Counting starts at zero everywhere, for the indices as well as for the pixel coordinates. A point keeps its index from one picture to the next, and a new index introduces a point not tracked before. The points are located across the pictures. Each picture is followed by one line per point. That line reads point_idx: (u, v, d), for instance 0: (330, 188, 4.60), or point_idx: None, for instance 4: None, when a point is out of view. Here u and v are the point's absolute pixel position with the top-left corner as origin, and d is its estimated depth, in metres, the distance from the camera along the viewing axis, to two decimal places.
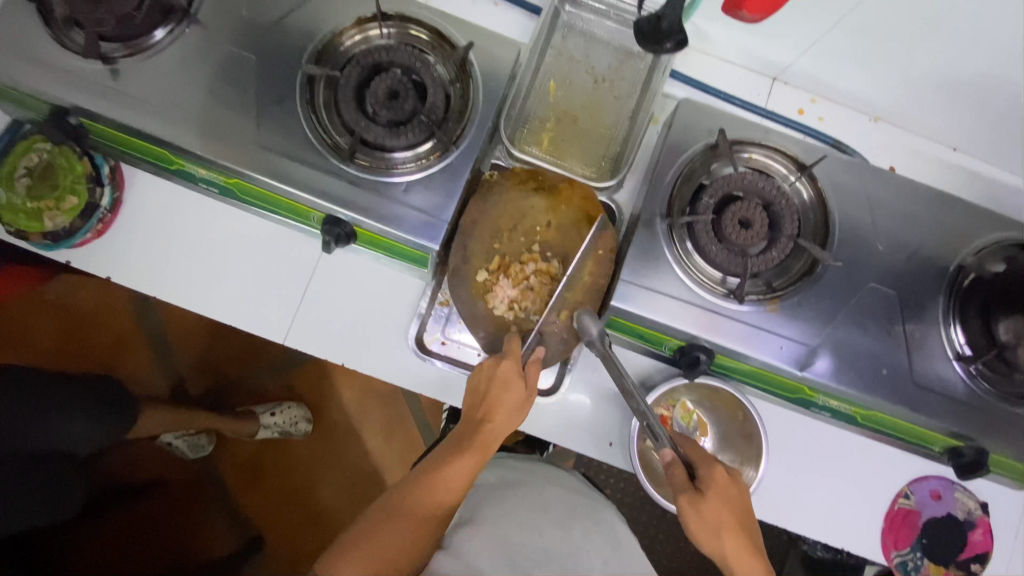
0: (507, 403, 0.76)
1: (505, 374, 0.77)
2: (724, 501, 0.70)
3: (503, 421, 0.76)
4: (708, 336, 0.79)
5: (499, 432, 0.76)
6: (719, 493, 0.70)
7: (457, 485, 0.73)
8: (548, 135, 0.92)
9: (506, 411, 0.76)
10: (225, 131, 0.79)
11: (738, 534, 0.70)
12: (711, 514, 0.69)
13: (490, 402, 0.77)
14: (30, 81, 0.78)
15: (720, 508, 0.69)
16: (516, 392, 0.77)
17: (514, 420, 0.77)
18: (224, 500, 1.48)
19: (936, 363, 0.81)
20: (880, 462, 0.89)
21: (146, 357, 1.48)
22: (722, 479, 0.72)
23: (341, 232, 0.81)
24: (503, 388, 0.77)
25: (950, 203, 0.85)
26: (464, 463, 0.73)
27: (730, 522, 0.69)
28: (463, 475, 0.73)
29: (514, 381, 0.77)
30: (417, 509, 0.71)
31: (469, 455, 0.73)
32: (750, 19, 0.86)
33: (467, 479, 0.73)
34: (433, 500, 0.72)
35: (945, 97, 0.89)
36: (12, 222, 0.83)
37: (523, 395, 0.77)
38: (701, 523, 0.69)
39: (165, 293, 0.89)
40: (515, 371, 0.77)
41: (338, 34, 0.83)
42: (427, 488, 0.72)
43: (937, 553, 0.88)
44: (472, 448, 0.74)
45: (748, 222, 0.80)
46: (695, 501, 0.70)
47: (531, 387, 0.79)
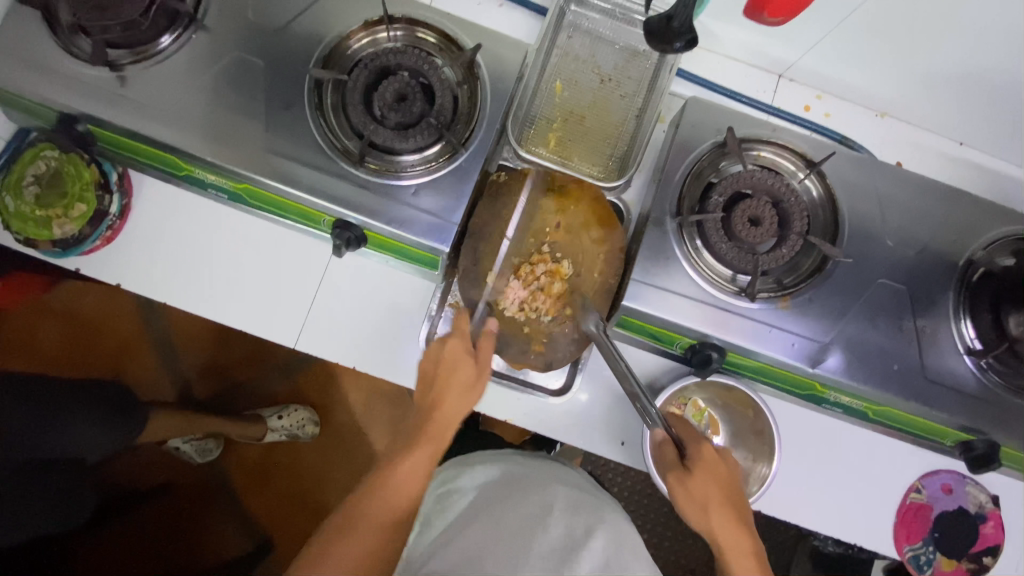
0: (458, 383, 0.76)
1: (453, 355, 0.78)
2: (711, 477, 0.71)
3: (455, 401, 0.75)
4: (719, 334, 0.79)
5: (451, 413, 0.75)
6: (706, 470, 0.72)
7: (416, 477, 0.70)
8: (555, 135, 0.92)
9: (458, 391, 0.76)
10: (233, 136, 0.79)
11: (727, 510, 0.69)
12: (698, 489, 0.71)
13: (440, 386, 0.76)
14: (37, 90, 0.78)
15: (706, 483, 0.71)
16: (465, 371, 0.77)
17: (467, 400, 0.76)
18: (233, 504, 1.48)
19: (946, 358, 0.81)
20: (891, 457, 0.90)
21: (151, 362, 1.48)
22: (710, 457, 0.73)
23: (352, 236, 0.81)
24: (452, 369, 0.77)
25: (958, 198, 0.85)
26: (421, 451, 0.71)
27: (717, 498, 0.70)
28: (421, 465, 0.70)
29: (462, 360, 0.77)
30: (375, 513, 0.67)
31: (424, 443, 0.72)
32: (772, 23, 0.87)
33: (426, 468, 0.71)
34: (393, 501, 0.68)
35: (953, 91, 0.89)
36: (21, 230, 0.83)
37: (473, 372, 0.77)
38: (689, 499, 0.71)
39: (175, 299, 0.89)
40: (462, 348, 0.78)
41: (345, 38, 0.82)
42: (381, 489, 0.68)
43: (949, 546, 0.89)
44: (427, 435, 0.73)
45: (757, 220, 0.80)
46: (682, 478, 0.72)
47: (483, 365, 0.79)
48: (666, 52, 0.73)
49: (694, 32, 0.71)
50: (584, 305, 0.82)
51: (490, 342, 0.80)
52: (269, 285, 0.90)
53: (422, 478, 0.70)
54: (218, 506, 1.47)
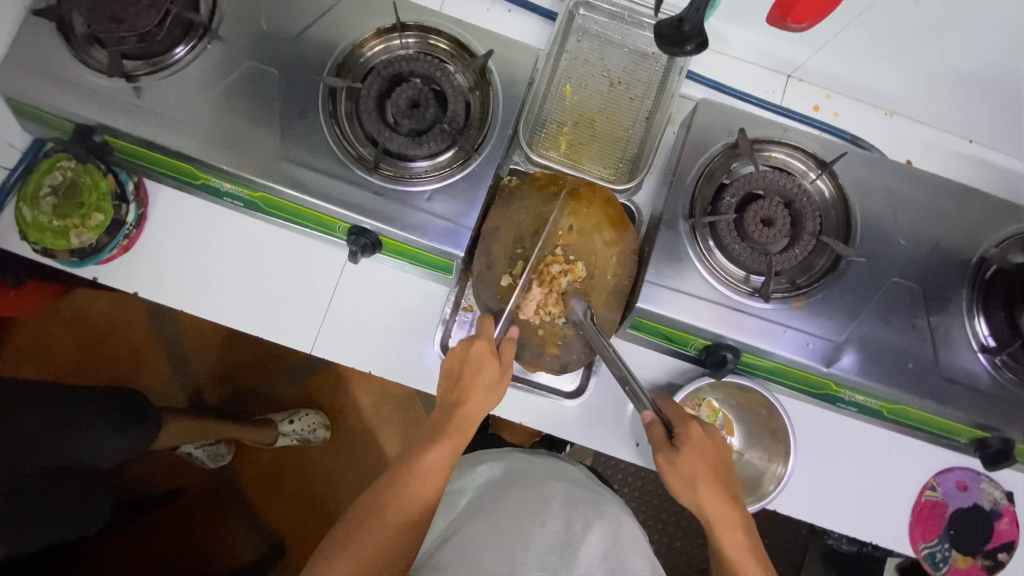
0: (483, 382, 0.76)
1: (478, 355, 0.77)
2: (699, 455, 0.72)
3: (479, 400, 0.75)
4: (733, 335, 0.79)
5: (474, 412, 0.75)
6: (694, 447, 0.73)
7: (436, 472, 0.71)
8: (565, 139, 0.92)
9: (482, 389, 0.76)
10: (249, 145, 0.79)
11: (715, 486, 0.71)
12: (685, 467, 0.72)
13: (464, 384, 0.77)
14: (54, 101, 0.79)
15: (694, 461, 0.72)
16: (490, 370, 0.76)
17: (491, 399, 0.76)
18: (245, 507, 1.49)
19: (960, 356, 0.81)
20: (905, 455, 0.90)
21: (163, 368, 1.49)
22: (698, 435, 0.74)
23: (368, 242, 0.81)
24: (477, 368, 0.76)
25: (969, 196, 0.85)
26: (443, 446, 0.72)
27: (705, 474, 0.71)
28: (442, 460, 0.71)
29: (488, 361, 0.77)
30: (396, 509, 0.67)
31: (446, 438, 0.72)
32: (797, 29, 0.87)
33: (446, 463, 0.72)
34: (413, 497, 0.69)
35: (962, 89, 0.89)
36: (39, 240, 0.83)
37: (497, 373, 0.76)
38: (676, 475, 0.72)
39: (191, 307, 0.90)
40: (488, 349, 0.77)
41: (358, 46, 0.83)
42: (402, 486, 0.69)
43: (965, 543, 0.89)
44: (448, 432, 0.73)
45: (771, 220, 0.80)
46: (670, 457, 0.73)
47: (507, 365, 0.79)
48: (676, 53, 0.73)
49: (705, 35, 0.70)
50: (573, 297, 0.82)
51: (513, 346, 0.80)
52: (284, 291, 0.91)
53: (442, 474, 0.71)
54: (231, 509, 1.48)
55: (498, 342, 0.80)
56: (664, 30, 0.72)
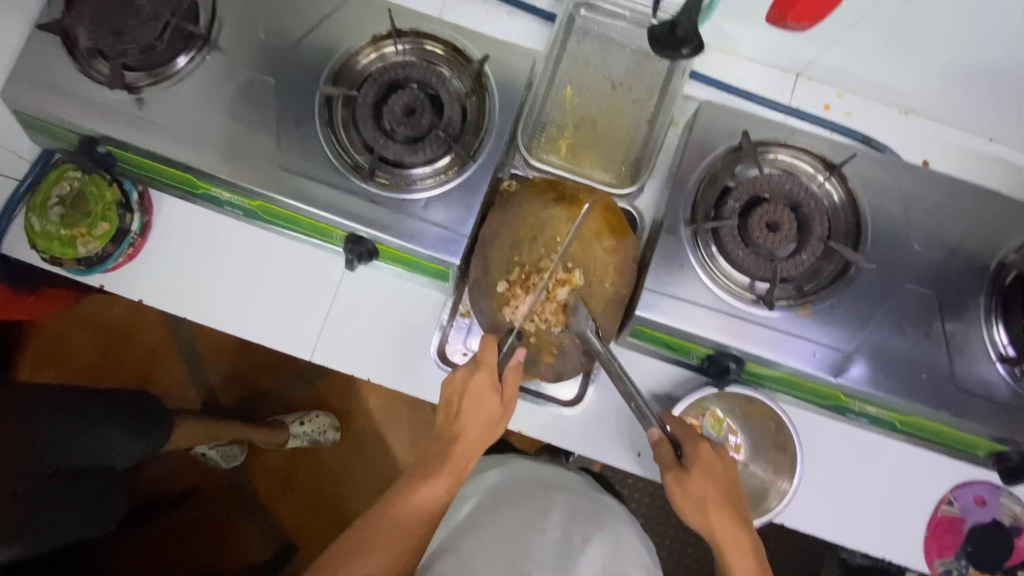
0: (481, 418, 0.75)
1: (478, 388, 0.76)
2: (709, 476, 0.71)
3: (477, 436, 0.75)
4: (738, 345, 0.77)
5: (472, 447, 0.75)
6: (704, 469, 0.71)
7: (433, 506, 0.71)
8: (566, 142, 0.91)
9: (481, 424, 0.75)
10: (249, 154, 0.80)
11: (724, 508, 0.70)
12: (696, 488, 0.70)
13: (463, 416, 0.75)
14: (61, 113, 0.80)
15: (704, 483, 0.70)
16: (490, 404, 0.75)
17: (489, 433, 0.76)
18: (256, 508, 1.51)
19: (978, 366, 0.77)
20: (921, 468, 0.86)
21: (178, 372, 1.52)
22: (707, 456, 0.73)
23: (363, 250, 0.82)
24: (477, 401, 0.75)
25: (989, 197, 0.81)
26: (441, 480, 0.72)
27: (715, 497, 0.70)
28: (440, 494, 0.72)
29: (488, 394, 0.76)
30: (390, 533, 0.67)
31: (444, 474, 0.72)
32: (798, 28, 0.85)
33: (443, 498, 0.72)
34: (407, 523, 0.69)
35: (982, 86, 0.85)
36: (48, 248, 0.85)
37: (498, 408, 0.76)
38: (686, 497, 0.70)
39: (197, 315, 0.91)
40: (489, 381, 0.76)
41: (354, 54, 0.83)
42: (396, 512, 0.69)
43: (983, 560, 0.85)
44: (446, 467, 0.73)
45: (777, 225, 0.78)
46: (680, 477, 0.71)
47: (506, 398, 0.78)
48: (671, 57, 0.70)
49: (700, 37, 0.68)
50: (573, 306, 0.81)
51: (517, 372, 0.79)
52: (285, 299, 0.91)
53: (439, 509, 0.71)
54: (245, 510, 1.51)
55: (502, 367, 0.79)
56: (656, 33, 0.70)
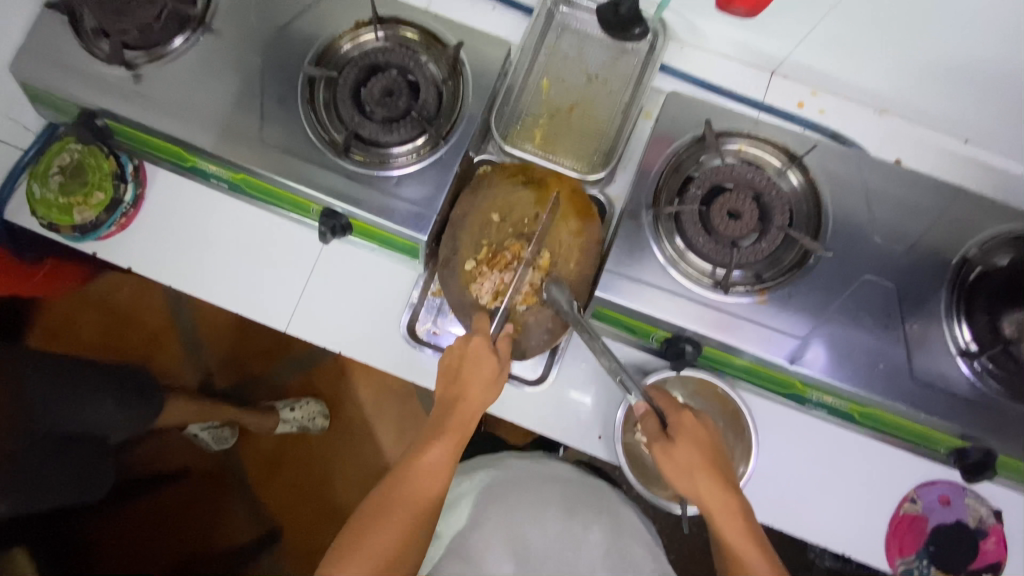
0: (480, 378, 0.76)
1: (475, 351, 0.77)
2: (693, 444, 0.71)
3: (477, 396, 0.75)
4: (696, 328, 0.78)
5: (474, 407, 0.76)
6: (688, 437, 0.72)
7: (439, 470, 0.73)
8: (540, 131, 0.94)
9: (481, 385, 0.76)
10: (234, 130, 0.84)
11: (711, 474, 0.70)
12: (681, 456, 0.71)
13: (463, 381, 0.76)
14: (65, 87, 0.86)
15: (690, 451, 0.71)
16: (488, 367, 0.76)
17: (491, 394, 0.76)
18: (245, 490, 1.54)
19: (936, 359, 0.77)
20: (884, 464, 0.86)
21: (177, 352, 1.57)
22: (690, 424, 0.73)
23: (337, 224, 0.85)
24: (475, 363, 0.76)
25: (954, 194, 0.81)
26: (444, 446, 0.73)
27: (701, 464, 0.70)
28: (447, 457, 0.73)
29: (485, 355, 0.76)
30: (403, 505, 0.70)
31: (447, 437, 0.74)
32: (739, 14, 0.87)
33: (449, 460, 0.74)
34: (419, 491, 0.71)
35: (952, 85, 0.86)
36: (46, 215, 0.90)
37: (496, 368, 0.76)
38: (673, 467, 0.71)
39: (184, 286, 0.95)
40: (485, 345, 0.77)
41: (337, 39, 0.87)
42: (405, 480, 0.72)
43: (946, 562, 0.84)
44: (449, 430, 0.74)
45: (737, 213, 0.80)
46: (666, 448, 0.71)
47: (504, 361, 0.79)
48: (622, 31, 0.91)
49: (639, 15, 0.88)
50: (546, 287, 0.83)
51: (509, 344, 0.80)
52: (268, 273, 0.95)
53: (446, 471, 0.73)
54: (233, 493, 1.54)
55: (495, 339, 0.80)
56: (605, 16, 0.90)
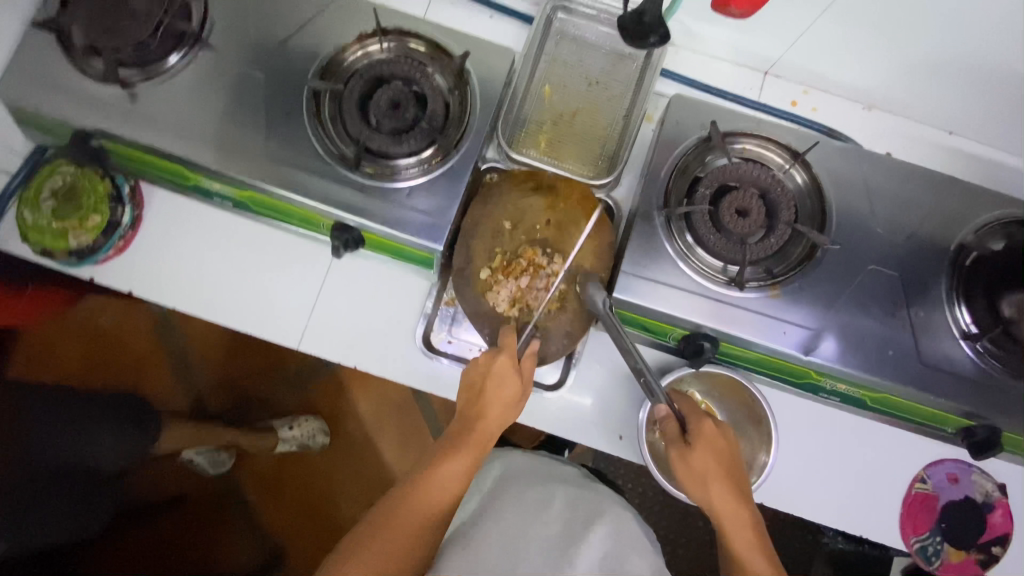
0: (503, 398, 0.76)
1: (499, 370, 0.76)
2: (712, 452, 0.72)
3: (497, 415, 0.76)
4: (711, 324, 0.80)
5: (493, 426, 0.76)
6: (707, 445, 0.73)
7: (453, 482, 0.72)
8: (544, 137, 0.95)
9: (503, 405, 0.76)
10: (237, 147, 0.83)
11: (726, 483, 0.71)
12: (698, 464, 0.72)
13: (484, 398, 0.76)
14: (55, 108, 0.83)
15: (707, 458, 0.72)
16: (511, 387, 0.76)
17: (509, 414, 0.77)
18: (246, 513, 1.50)
19: (942, 342, 0.81)
20: (896, 446, 0.89)
21: (167, 374, 1.52)
22: (711, 432, 0.73)
23: (350, 238, 0.84)
24: (498, 383, 0.76)
25: (946, 184, 0.85)
26: (460, 462, 0.73)
27: (716, 473, 0.71)
28: (461, 474, 0.73)
29: (508, 376, 0.76)
30: (409, 518, 0.69)
31: (464, 453, 0.73)
32: (737, 14, 0.89)
33: (463, 477, 0.73)
34: (427, 505, 0.70)
35: (938, 81, 0.90)
36: (39, 241, 0.88)
37: (518, 391, 0.77)
38: (689, 472, 0.73)
39: (188, 307, 0.93)
40: (510, 366, 0.76)
41: (341, 51, 0.87)
42: (417, 493, 0.71)
43: (958, 537, 0.87)
44: (467, 445, 0.74)
45: (745, 211, 0.82)
46: (683, 454, 0.73)
47: (526, 379, 0.79)
48: (642, 42, 0.88)
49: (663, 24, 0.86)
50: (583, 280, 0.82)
51: (534, 361, 0.80)
52: (275, 290, 0.93)
53: (459, 487, 0.73)
54: (233, 516, 1.50)
55: (520, 356, 0.80)
56: (626, 24, 0.87)
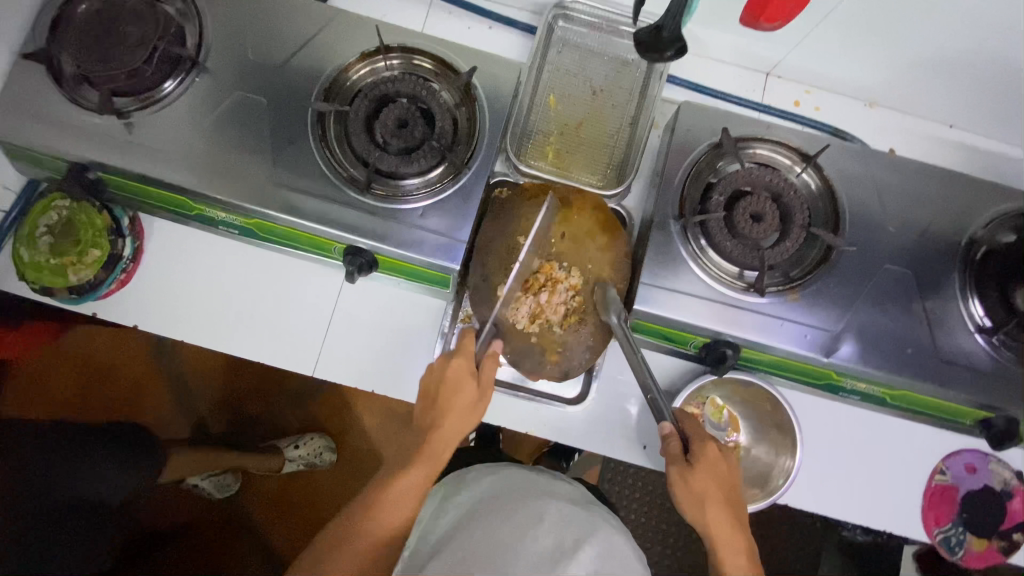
0: (459, 405, 0.75)
1: (454, 376, 0.76)
2: (712, 475, 0.73)
3: (452, 423, 0.75)
4: (732, 331, 0.80)
5: (449, 434, 0.76)
6: (708, 467, 0.73)
7: (412, 495, 0.73)
8: (552, 148, 0.94)
9: (458, 413, 0.76)
10: (241, 174, 0.80)
11: (724, 508, 0.72)
12: (698, 485, 0.73)
13: (440, 406, 0.76)
14: (47, 141, 0.79)
15: (707, 481, 0.73)
16: (467, 392, 0.76)
17: (467, 420, 0.76)
18: (255, 536, 1.47)
19: (957, 337, 0.82)
20: (914, 438, 0.90)
21: (165, 400, 1.47)
22: (712, 454, 0.74)
23: (364, 262, 0.83)
24: (452, 390, 0.76)
25: (953, 179, 0.86)
26: (415, 473, 0.73)
27: (715, 496, 0.72)
28: (416, 485, 0.73)
29: (465, 381, 0.76)
30: (364, 534, 0.70)
31: (418, 465, 0.73)
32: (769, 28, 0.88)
33: (420, 487, 0.73)
34: (381, 521, 0.71)
35: (940, 77, 0.91)
36: (37, 279, 0.83)
37: (474, 395, 0.76)
38: (687, 492, 0.73)
39: (196, 337, 0.91)
40: (465, 370, 0.77)
41: (344, 71, 0.85)
42: (371, 510, 0.72)
43: (980, 527, 0.88)
44: (421, 457, 0.74)
45: (760, 215, 0.82)
46: (684, 472, 0.73)
47: (485, 386, 0.78)
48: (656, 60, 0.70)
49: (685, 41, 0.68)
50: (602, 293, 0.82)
51: (495, 362, 0.79)
52: (286, 315, 0.91)
53: (416, 497, 0.73)
54: (242, 539, 1.47)
55: (480, 359, 0.80)
56: (641, 38, 0.70)
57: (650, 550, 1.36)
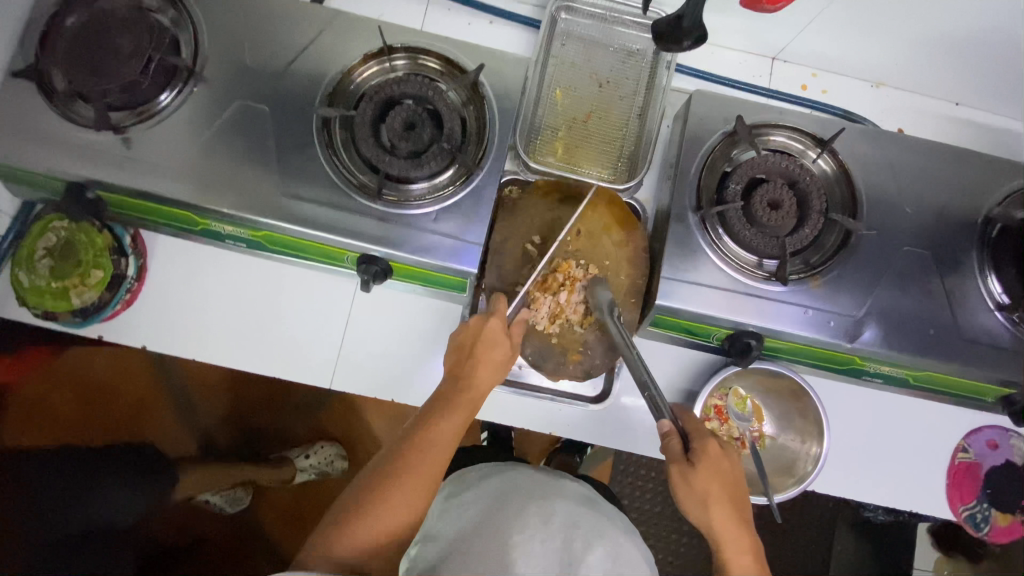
0: (494, 360, 0.74)
1: (489, 334, 0.74)
2: (715, 475, 0.70)
3: (487, 377, 0.73)
4: (755, 321, 0.79)
5: (485, 388, 0.74)
6: (711, 466, 0.70)
7: (451, 439, 0.69)
8: (561, 143, 0.91)
9: (492, 367, 0.74)
10: (247, 185, 0.78)
11: (727, 508, 0.70)
12: (700, 485, 0.70)
13: (474, 359, 0.74)
14: (43, 161, 0.76)
15: (709, 483, 0.70)
16: (501, 348, 0.75)
17: (499, 377, 0.75)
18: (270, 548, 1.44)
19: (979, 315, 0.81)
20: (935, 417, 0.90)
21: (169, 417, 1.43)
22: (715, 453, 0.71)
23: (379, 269, 0.80)
24: (488, 346, 0.74)
25: (967, 158, 0.86)
26: (455, 416, 0.70)
27: (718, 496, 0.70)
28: (456, 429, 0.70)
29: (500, 339, 0.75)
30: (407, 472, 0.65)
31: (458, 409, 0.71)
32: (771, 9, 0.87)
33: (458, 431, 0.70)
34: (424, 460, 0.67)
35: (949, 56, 0.90)
36: (39, 304, 0.81)
37: (508, 352, 0.75)
38: (689, 492, 0.70)
39: (206, 354, 0.88)
40: (501, 329, 0.75)
41: (346, 74, 0.82)
42: (410, 451, 0.67)
43: (1004, 501, 0.89)
44: (460, 403, 0.71)
45: (778, 203, 0.80)
46: (686, 473, 0.70)
47: (515, 344, 0.77)
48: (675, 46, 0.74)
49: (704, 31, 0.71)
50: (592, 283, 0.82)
51: (523, 328, 0.79)
52: (300, 327, 0.89)
53: (455, 441, 0.70)
54: (255, 554, 1.43)
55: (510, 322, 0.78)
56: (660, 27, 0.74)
57: (669, 537, 1.37)
